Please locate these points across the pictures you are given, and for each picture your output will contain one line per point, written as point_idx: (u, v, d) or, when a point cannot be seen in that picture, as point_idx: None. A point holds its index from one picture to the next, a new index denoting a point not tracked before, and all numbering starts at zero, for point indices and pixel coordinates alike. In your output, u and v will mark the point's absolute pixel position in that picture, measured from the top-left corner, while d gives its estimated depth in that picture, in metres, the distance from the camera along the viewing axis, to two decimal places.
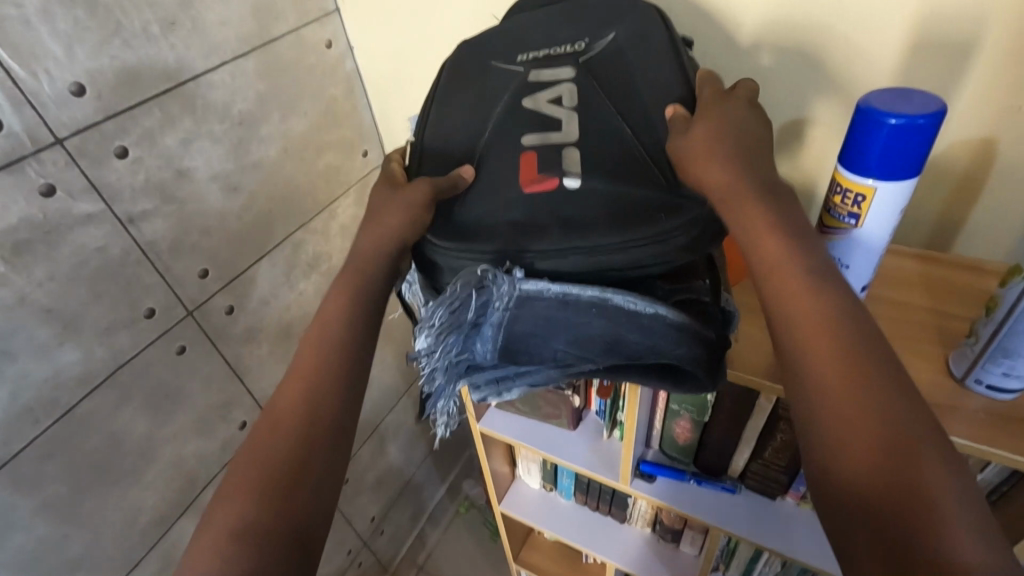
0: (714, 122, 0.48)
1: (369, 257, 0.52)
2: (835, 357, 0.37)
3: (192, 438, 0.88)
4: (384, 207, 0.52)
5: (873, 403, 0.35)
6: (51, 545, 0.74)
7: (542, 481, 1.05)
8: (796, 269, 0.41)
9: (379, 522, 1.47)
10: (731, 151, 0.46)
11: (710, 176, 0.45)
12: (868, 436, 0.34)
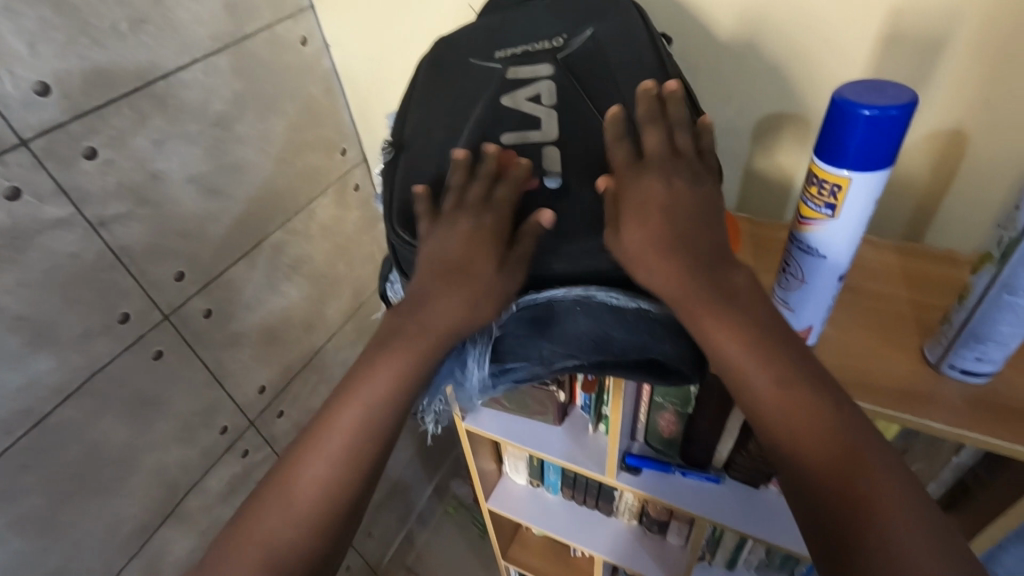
0: (648, 211, 0.45)
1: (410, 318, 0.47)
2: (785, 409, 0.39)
3: (172, 445, 0.86)
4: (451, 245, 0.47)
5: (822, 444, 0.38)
6: (26, 560, 0.72)
7: (529, 477, 1.05)
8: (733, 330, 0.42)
9: (366, 524, 1.45)
10: (675, 248, 0.44)
11: (658, 284, 0.44)
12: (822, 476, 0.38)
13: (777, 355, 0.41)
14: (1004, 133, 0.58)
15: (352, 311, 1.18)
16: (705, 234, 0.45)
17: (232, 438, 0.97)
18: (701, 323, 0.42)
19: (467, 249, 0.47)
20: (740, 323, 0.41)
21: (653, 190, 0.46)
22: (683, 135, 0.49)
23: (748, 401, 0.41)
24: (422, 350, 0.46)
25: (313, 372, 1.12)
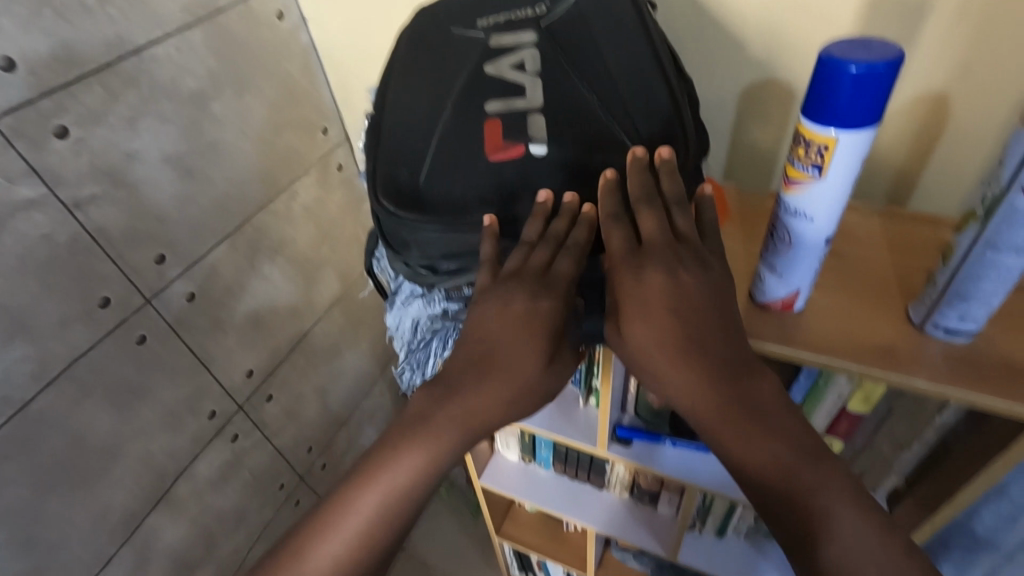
0: (653, 305, 0.43)
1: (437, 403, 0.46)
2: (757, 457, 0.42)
3: (159, 431, 0.85)
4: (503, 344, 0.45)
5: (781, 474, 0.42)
6: (13, 550, 0.71)
7: (521, 453, 1.06)
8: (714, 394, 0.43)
9: None
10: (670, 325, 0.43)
11: (659, 359, 0.44)
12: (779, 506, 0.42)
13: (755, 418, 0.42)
14: (986, 96, 0.58)
15: (338, 294, 1.17)
16: (703, 319, 0.43)
17: (221, 423, 0.97)
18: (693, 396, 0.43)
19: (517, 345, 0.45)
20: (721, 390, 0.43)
21: (658, 282, 0.43)
22: (683, 218, 0.46)
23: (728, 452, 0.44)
24: (447, 438, 0.46)
25: (301, 356, 1.11)
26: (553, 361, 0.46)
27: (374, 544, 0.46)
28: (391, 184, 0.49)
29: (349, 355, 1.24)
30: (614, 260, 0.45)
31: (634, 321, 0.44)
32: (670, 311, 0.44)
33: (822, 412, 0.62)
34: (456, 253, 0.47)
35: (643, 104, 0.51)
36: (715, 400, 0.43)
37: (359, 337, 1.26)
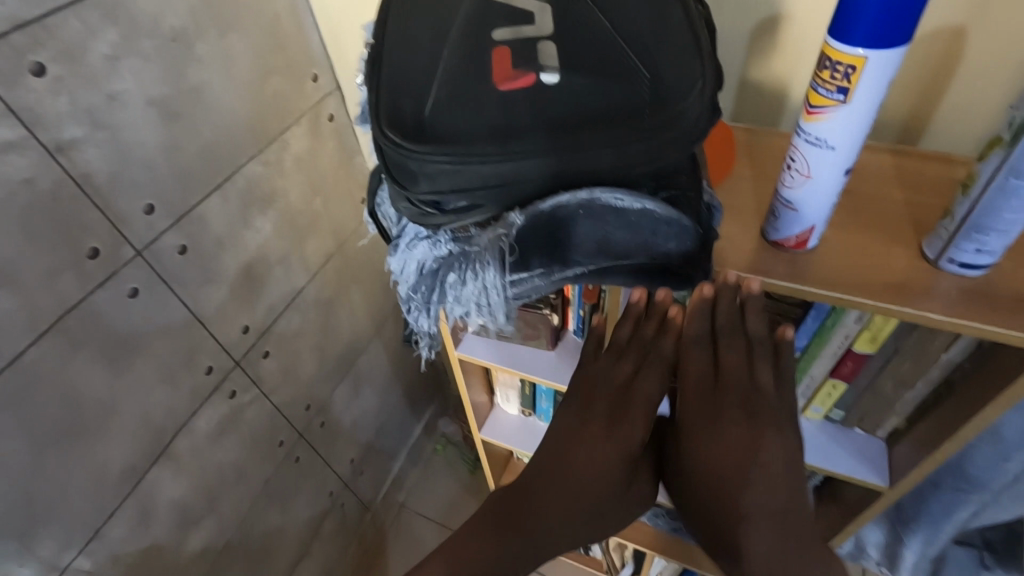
0: (707, 415, 0.58)
1: (554, 479, 0.66)
2: (726, 463, 0.58)
3: (156, 385, 0.84)
4: (595, 426, 0.64)
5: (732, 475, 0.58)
6: (14, 503, 0.70)
7: (521, 406, 1.06)
8: (729, 422, 0.58)
9: (359, 463, 1.47)
10: (716, 400, 0.58)
11: (695, 413, 0.59)
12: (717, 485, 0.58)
13: (744, 445, 0.57)
14: (1008, 27, 0.56)
15: (334, 249, 1.15)
16: (745, 413, 0.58)
17: (219, 380, 0.96)
18: (706, 420, 0.59)
19: (598, 427, 0.64)
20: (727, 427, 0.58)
21: (733, 412, 0.58)
22: (760, 361, 0.58)
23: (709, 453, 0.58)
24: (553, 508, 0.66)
25: (298, 313, 1.10)
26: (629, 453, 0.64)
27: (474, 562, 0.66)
28: (394, 114, 0.47)
29: (345, 312, 1.23)
30: (691, 380, 0.59)
31: (699, 441, 0.59)
32: (724, 448, 0.58)
33: (827, 354, 0.63)
34: (466, 188, 0.45)
35: (657, 33, 0.49)
36: (731, 452, 0.58)
37: (356, 295, 1.25)
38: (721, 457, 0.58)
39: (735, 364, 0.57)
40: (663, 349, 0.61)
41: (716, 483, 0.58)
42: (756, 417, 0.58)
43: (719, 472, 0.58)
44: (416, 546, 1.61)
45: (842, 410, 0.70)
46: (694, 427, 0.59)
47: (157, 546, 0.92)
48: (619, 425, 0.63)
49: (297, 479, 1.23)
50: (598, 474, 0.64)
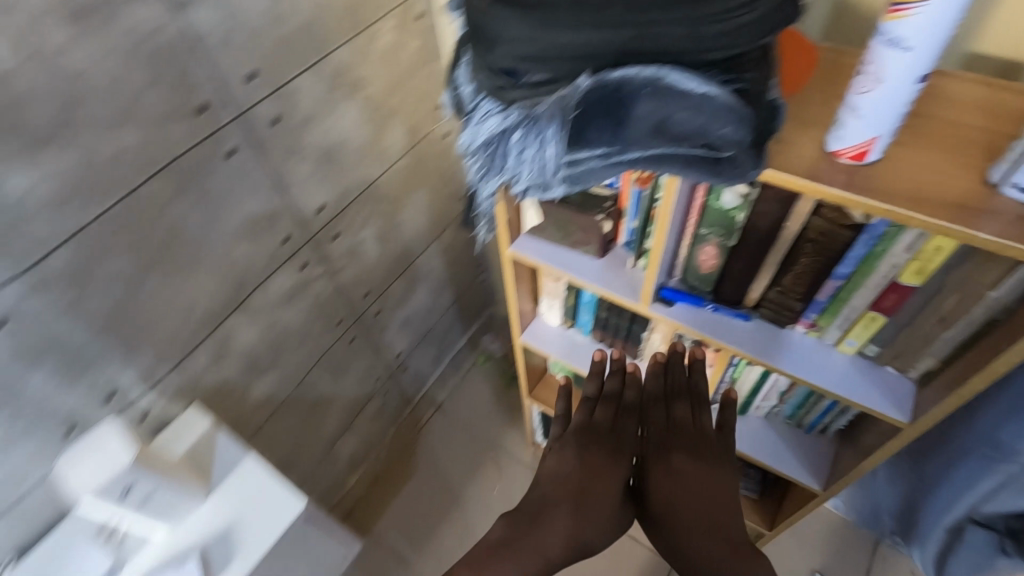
0: (678, 449, 0.80)
1: (559, 497, 0.79)
2: (696, 484, 0.78)
3: (240, 241, 0.94)
4: (592, 456, 0.80)
5: (700, 491, 0.78)
6: (123, 316, 0.82)
7: (563, 318, 1.11)
8: (694, 457, 0.80)
9: (405, 357, 1.60)
10: (683, 441, 0.81)
11: (669, 446, 0.81)
12: (691, 502, 0.78)
13: (705, 470, 0.79)
14: None
15: (408, 148, 1.21)
16: (704, 452, 0.81)
17: (294, 249, 1.06)
18: (682, 452, 0.80)
19: (592, 454, 0.80)
20: (695, 459, 0.80)
21: (692, 447, 0.81)
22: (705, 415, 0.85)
23: (685, 475, 0.79)
24: (558, 517, 0.78)
25: (368, 202, 1.18)
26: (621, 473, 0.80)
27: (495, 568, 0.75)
28: None
29: (409, 211, 1.30)
30: (666, 427, 0.82)
31: (676, 464, 0.79)
32: (691, 487, 0.78)
33: (872, 283, 0.64)
34: (542, 55, 0.48)
35: None
36: (697, 473, 0.79)
37: (422, 196, 1.32)
38: (693, 478, 0.79)
39: (686, 416, 0.84)
40: (630, 394, 0.87)
41: (690, 499, 0.77)
42: (707, 457, 0.81)
43: (692, 491, 0.78)
44: (446, 442, 1.75)
45: (877, 347, 0.71)
46: (667, 454, 0.80)
47: (230, 382, 1.05)
48: (615, 457, 0.80)
49: (350, 356, 1.36)
50: (598, 499, 0.78)
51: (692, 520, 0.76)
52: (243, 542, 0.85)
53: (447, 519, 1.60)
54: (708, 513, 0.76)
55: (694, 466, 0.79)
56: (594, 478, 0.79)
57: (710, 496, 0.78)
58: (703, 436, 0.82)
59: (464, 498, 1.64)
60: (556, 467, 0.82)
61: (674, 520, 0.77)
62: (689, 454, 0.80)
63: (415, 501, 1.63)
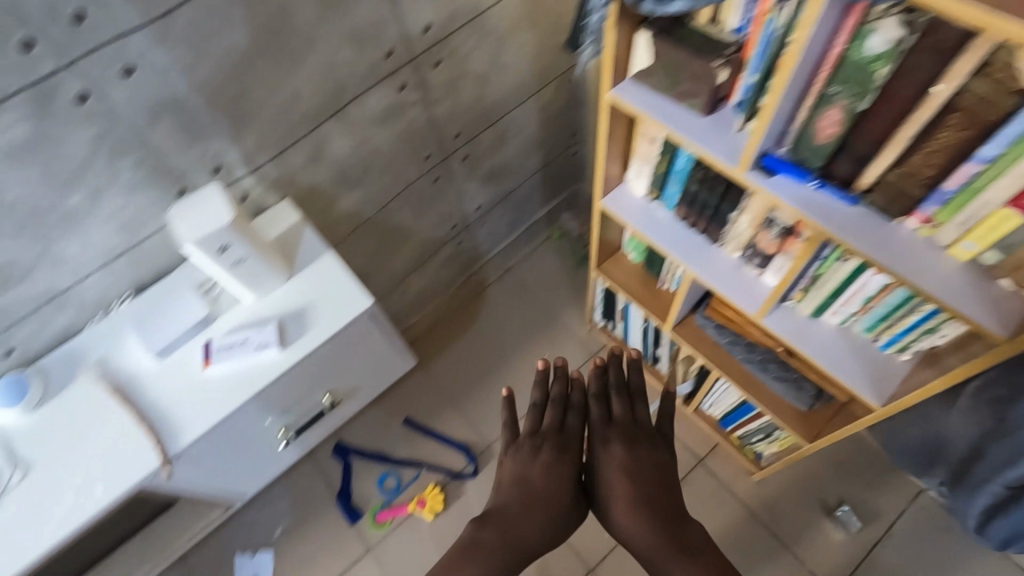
0: (614, 441, 1.02)
1: (521, 489, 0.99)
2: (634, 462, 1.00)
3: (346, 44, 0.95)
4: (543, 455, 1.01)
5: (638, 468, 1.00)
6: (232, 91, 0.87)
7: (649, 188, 1.06)
8: (629, 443, 1.02)
9: (483, 212, 1.62)
10: (620, 432, 1.04)
11: (607, 439, 1.03)
12: (632, 479, 0.99)
13: (640, 451, 1.02)
14: None
15: None
16: (640, 442, 1.03)
17: (395, 66, 1.05)
18: (616, 444, 1.02)
19: (539, 454, 1.01)
20: (630, 444, 1.02)
21: (624, 432, 1.04)
22: (639, 408, 1.09)
23: (625, 457, 1.00)
24: (521, 505, 0.97)
25: (475, 33, 1.13)
26: (564, 460, 1.01)
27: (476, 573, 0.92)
28: None
29: (515, 54, 1.25)
30: (599, 423, 1.05)
31: (612, 449, 1.02)
32: (630, 462, 1.00)
33: (1019, 171, 0.56)
34: None
35: None
36: (634, 456, 1.01)
37: (530, 40, 1.25)
38: (630, 459, 1.01)
39: (625, 412, 1.07)
40: (571, 401, 1.09)
41: (631, 475, 0.99)
42: (642, 440, 1.04)
43: (631, 470, 1.00)
44: (508, 303, 1.81)
45: (999, 254, 0.64)
46: (605, 441, 1.03)
47: (321, 188, 1.12)
48: (560, 455, 1.01)
49: (432, 195, 1.40)
50: (552, 487, 0.99)
51: (635, 497, 0.98)
52: (315, 321, 0.94)
53: (495, 370, 1.70)
54: (647, 485, 0.99)
55: (630, 451, 1.01)
56: (551, 474, 1.00)
57: (647, 469, 1.01)
58: (634, 426, 1.05)
59: (514, 356, 1.72)
60: (514, 473, 1.01)
61: (619, 492, 0.98)
62: (624, 441, 1.02)
63: (469, 348, 1.74)
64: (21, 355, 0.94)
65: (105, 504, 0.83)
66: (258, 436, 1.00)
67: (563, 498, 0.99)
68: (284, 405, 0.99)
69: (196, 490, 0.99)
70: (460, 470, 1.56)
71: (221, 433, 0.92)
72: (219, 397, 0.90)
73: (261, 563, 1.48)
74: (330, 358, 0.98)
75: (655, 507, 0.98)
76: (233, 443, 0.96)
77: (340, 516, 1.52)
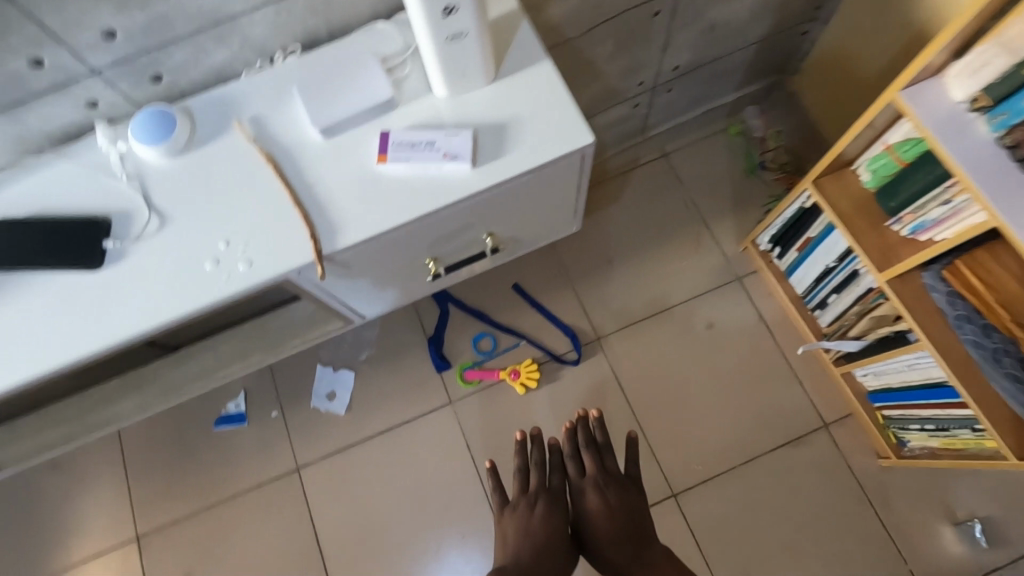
0: (590, 488, 1.06)
1: (528, 536, 1.00)
2: (612, 511, 1.04)
3: None
4: (540, 509, 1.04)
5: (615, 511, 1.04)
6: None
7: (978, 92, 0.78)
8: (601, 488, 1.06)
9: (674, 77, 1.33)
10: (594, 479, 1.08)
11: (586, 489, 1.06)
12: (609, 525, 1.03)
13: (613, 497, 1.06)
14: None
15: None
16: (615, 487, 1.07)
17: None
18: (590, 494, 1.06)
19: (533, 508, 1.04)
20: (603, 489, 1.06)
21: (598, 475, 1.08)
22: (610, 457, 1.12)
23: (599, 508, 1.04)
24: (531, 547, 0.99)
25: None
26: (551, 509, 1.04)
27: None
28: None
29: None
30: (577, 477, 1.09)
31: (589, 495, 1.05)
32: (608, 506, 1.04)
33: None
34: None
35: None
36: (609, 502, 1.05)
37: None
38: (607, 506, 1.04)
39: (601, 464, 1.10)
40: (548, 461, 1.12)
41: (609, 518, 1.03)
42: (616, 483, 1.08)
43: (608, 517, 1.03)
44: (655, 192, 1.57)
45: None
46: (584, 488, 1.07)
47: None
48: (548, 510, 1.04)
49: (641, 35, 1.12)
50: (552, 535, 1.01)
51: (616, 535, 1.02)
52: (519, 142, 0.74)
53: (622, 261, 1.52)
54: (629, 524, 1.03)
55: (606, 496, 1.05)
56: (546, 525, 1.02)
57: (625, 506, 1.05)
58: (609, 468, 1.10)
59: (647, 252, 1.52)
60: (518, 531, 1.02)
61: (603, 534, 1.02)
62: (601, 487, 1.06)
63: (598, 229, 1.55)
64: (168, 86, 0.78)
65: (253, 283, 0.72)
66: (408, 258, 0.87)
67: (559, 554, 1.00)
68: (442, 235, 0.84)
69: (325, 296, 0.88)
70: (561, 354, 1.44)
71: (381, 244, 0.77)
72: (392, 202, 0.74)
73: (342, 380, 1.44)
74: (515, 195, 0.80)
75: (639, 543, 1.02)
76: (385, 258, 0.83)
77: (427, 361, 1.45)
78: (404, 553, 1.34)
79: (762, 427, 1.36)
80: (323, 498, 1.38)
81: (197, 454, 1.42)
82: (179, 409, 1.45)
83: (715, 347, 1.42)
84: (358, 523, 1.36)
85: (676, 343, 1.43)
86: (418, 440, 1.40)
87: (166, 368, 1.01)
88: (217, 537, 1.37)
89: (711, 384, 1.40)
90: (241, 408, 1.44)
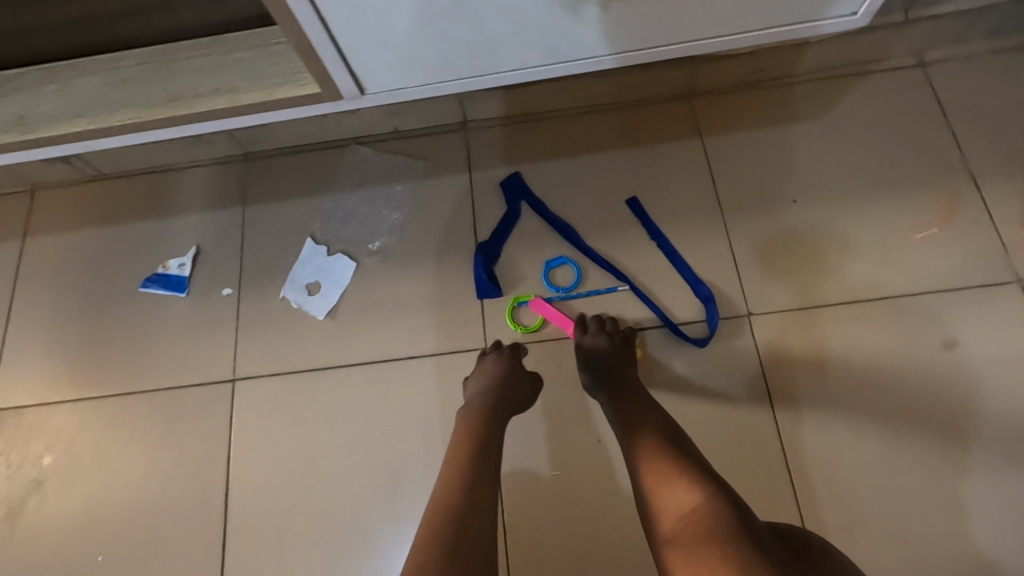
0: (580, 338, 0.82)
1: (473, 394, 0.78)
2: (597, 352, 0.80)
3: None
4: (491, 364, 0.80)
5: (600, 348, 0.80)
6: None
7: None
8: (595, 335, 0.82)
9: None
10: (587, 331, 0.83)
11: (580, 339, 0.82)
12: (590, 355, 0.80)
13: (603, 341, 0.81)
14: None
15: None
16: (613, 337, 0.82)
17: None
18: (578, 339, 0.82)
19: (488, 367, 0.80)
20: (595, 333, 0.82)
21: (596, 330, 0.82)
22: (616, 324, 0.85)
23: (582, 348, 0.81)
24: (475, 399, 0.76)
25: None
26: (499, 357, 0.81)
27: (460, 461, 0.67)
28: None
29: None
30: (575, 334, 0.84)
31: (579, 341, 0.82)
32: (597, 347, 0.80)
33: None
34: None
35: None
36: (595, 342, 0.81)
37: None
38: (590, 348, 0.80)
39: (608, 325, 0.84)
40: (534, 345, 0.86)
41: (590, 351, 0.80)
42: (616, 344, 0.81)
43: (590, 355, 0.80)
44: (890, 118, 0.96)
45: None
46: (581, 345, 0.81)
47: None
48: (490, 361, 0.81)
49: None
50: (492, 378, 0.78)
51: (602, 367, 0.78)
52: None
53: (815, 208, 0.93)
54: (619, 361, 0.79)
55: (595, 340, 0.81)
56: (494, 373, 0.79)
57: (615, 348, 0.81)
58: (613, 333, 0.83)
59: (860, 204, 0.92)
60: (480, 381, 0.79)
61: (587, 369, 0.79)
62: (598, 340, 0.81)
63: (783, 152, 0.96)
64: None
65: None
66: None
67: (520, 405, 0.78)
68: None
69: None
70: (677, 324, 0.88)
71: None
72: None
73: (335, 270, 0.94)
74: None
75: (627, 379, 0.76)
76: None
77: (467, 277, 0.93)
78: (349, 558, 0.82)
79: (998, 536, 0.78)
80: (255, 435, 0.88)
81: (105, 321, 0.95)
82: (104, 250, 0.99)
83: (941, 387, 0.84)
84: (297, 488, 0.86)
85: (873, 360, 0.85)
86: (423, 390, 0.88)
87: (35, 80, 0.77)
88: (89, 447, 0.89)
89: (919, 443, 0.82)
90: (184, 272, 0.96)
